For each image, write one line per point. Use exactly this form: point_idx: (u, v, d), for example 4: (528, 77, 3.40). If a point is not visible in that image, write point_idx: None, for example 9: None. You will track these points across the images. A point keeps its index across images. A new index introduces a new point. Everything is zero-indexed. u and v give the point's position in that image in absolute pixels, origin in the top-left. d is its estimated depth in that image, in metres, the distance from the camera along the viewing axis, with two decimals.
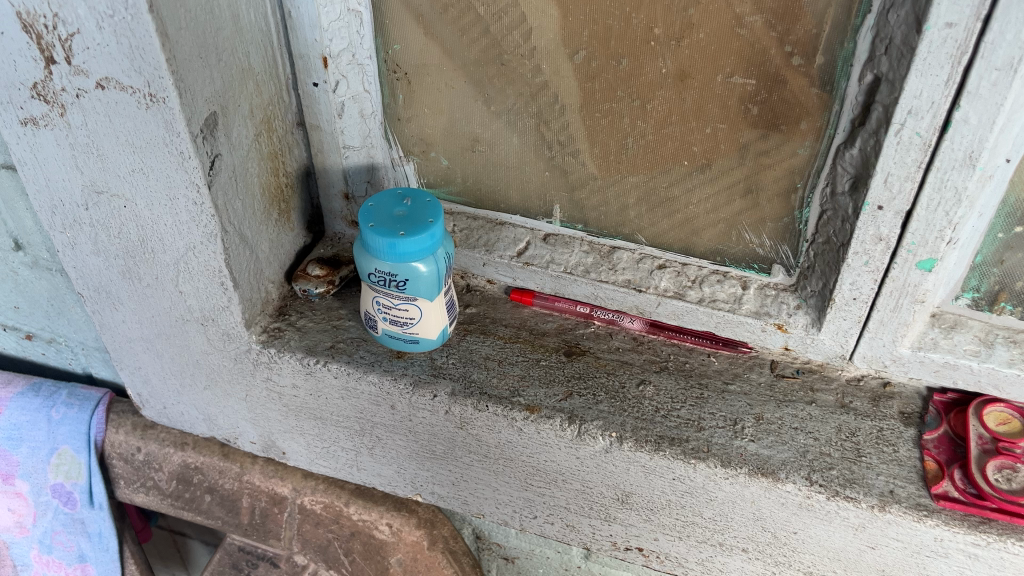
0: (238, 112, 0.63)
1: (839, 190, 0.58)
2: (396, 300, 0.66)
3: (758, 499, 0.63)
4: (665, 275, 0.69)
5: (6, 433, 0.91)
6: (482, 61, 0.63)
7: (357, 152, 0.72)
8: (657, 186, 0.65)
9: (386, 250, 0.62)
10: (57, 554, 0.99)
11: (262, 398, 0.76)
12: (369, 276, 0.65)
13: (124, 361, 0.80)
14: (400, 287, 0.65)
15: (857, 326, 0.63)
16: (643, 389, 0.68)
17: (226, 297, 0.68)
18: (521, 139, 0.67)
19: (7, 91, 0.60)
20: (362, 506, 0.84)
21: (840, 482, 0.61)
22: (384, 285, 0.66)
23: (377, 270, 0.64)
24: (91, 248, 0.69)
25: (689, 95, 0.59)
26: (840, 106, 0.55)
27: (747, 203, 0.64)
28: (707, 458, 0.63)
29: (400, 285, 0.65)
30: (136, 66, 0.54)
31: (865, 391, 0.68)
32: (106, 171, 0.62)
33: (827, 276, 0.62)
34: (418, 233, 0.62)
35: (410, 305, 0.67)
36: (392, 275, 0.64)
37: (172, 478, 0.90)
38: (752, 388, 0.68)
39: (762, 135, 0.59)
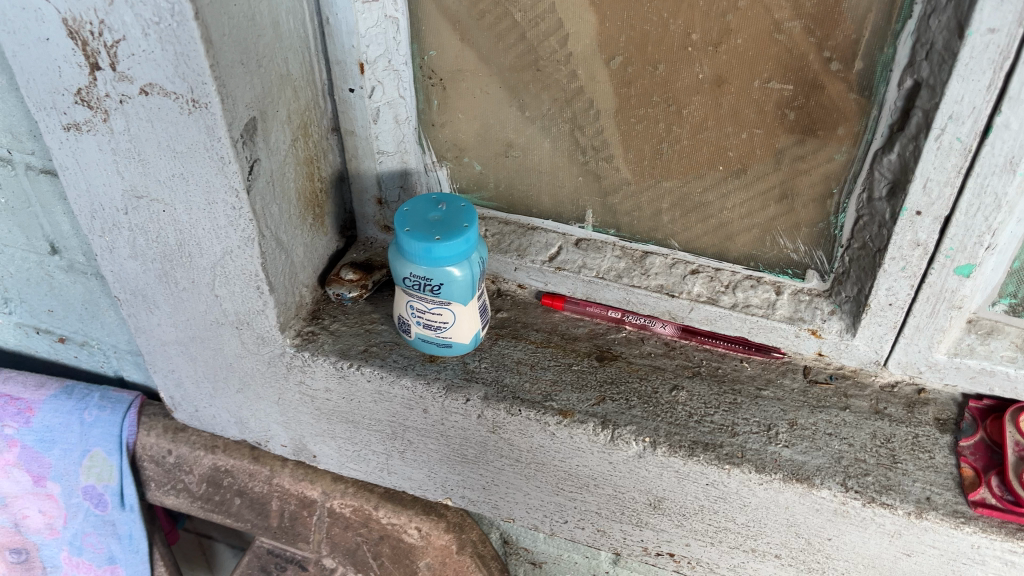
0: (276, 117, 0.64)
1: (876, 195, 0.58)
2: (430, 304, 0.67)
3: (793, 505, 0.63)
4: (699, 280, 0.69)
5: (39, 435, 0.92)
6: (517, 67, 0.64)
7: (391, 158, 0.73)
8: (691, 191, 0.66)
9: (421, 254, 0.62)
10: (86, 555, 1.00)
11: (295, 401, 0.77)
12: (404, 280, 0.66)
13: (157, 364, 0.81)
14: (434, 291, 0.65)
15: (892, 332, 0.63)
16: (676, 395, 0.68)
17: (262, 300, 0.69)
18: (555, 145, 0.68)
19: (51, 97, 0.61)
20: (391, 509, 0.85)
21: (876, 488, 0.61)
22: (418, 289, 0.66)
23: (411, 274, 0.65)
24: (129, 252, 0.70)
25: (726, 101, 0.59)
26: (879, 111, 0.55)
27: (782, 208, 0.64)
28: (741, 463, 0.63)
29: (434, 289, 0.65)
30: (180, 72, 0.55)
31: (900, 397, 0.67)
32: (146, 176, 0.63)
33: (863, 282, 0.62)
34: (454, 237, 0.62)
35: (444, 309, 0.67)
36: (426, 279, 0.65)
37: (202, 481, 0.91)
38: (786, 394, 0.68)
39: (798, 140, 0.59)
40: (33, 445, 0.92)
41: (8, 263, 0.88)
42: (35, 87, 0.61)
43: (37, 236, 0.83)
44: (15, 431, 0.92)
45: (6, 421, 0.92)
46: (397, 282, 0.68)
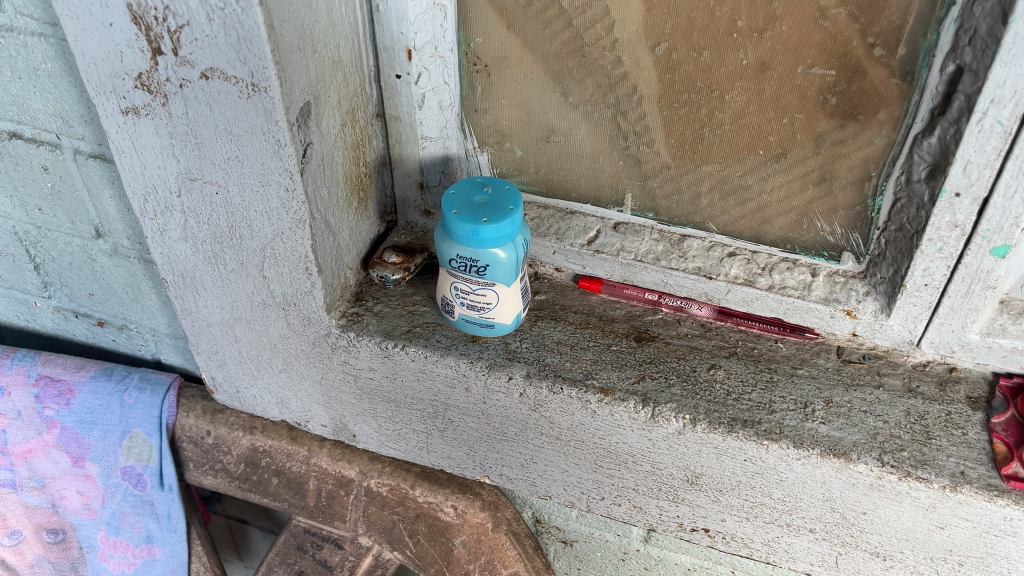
0: (327, 103, 0.65)
1: (915, 178, 0.60)
2: (475, 285, 0.68)
3: (830, 480, 0.65)
4: (736, 262, 0.71)
5: (79, 416, 0.94)
6: (562, 53, 0.65)
7: (434, 143, 0.74)
8: (731, 175, 0.67)
9: (468, 235, 0.64)
10: (124, 535, 1.02)
11: (338, 381, 0.78)
12: (450, 261, 0.67)
13: (201, 345, 0.83)
14: (480, 272, 0.67)
15: (927, 312, 0.65)
16: (714, 373, 0.70)
17: (310, 282, 0.71)
18: (597, 130, 0.69)
19: (111, 81, 0.62)
20: (428, 488, 0.87)
21: (911, 463, 0.62)
22: (465, 271, 0.67)
23: (458, 255, 0.66)
24: (179, 234, 0.72)
25: (769, 86, 0.61)
26: (920, 95, 0.57)
27: (820, 191, 0.65)
28: (780, 439, 0.65)
29: (480, 271, 0.67)
30: (242, 57, 0.56)
31: (933, 376, 0.69)
32: (202, 159, 0.65)
33: (899, 263, 0.64)
34: (500, 219, 0.63)
35: (488, 291, 0.69)
36: (472, 261, 0.66)
37: (240, 461, 0.93)
38: (821, 372, 0.70)
39: (839, 124, 0.61)
40: (73, 426, 0.94)
41: (51, 246, 0.90)
42: (95, 71, 0.62)
43: (82, 220, 0.85)
44: (56, 412, 0.94)
45: (47, 403, 0.94)
46: (442, 264, 0.69)
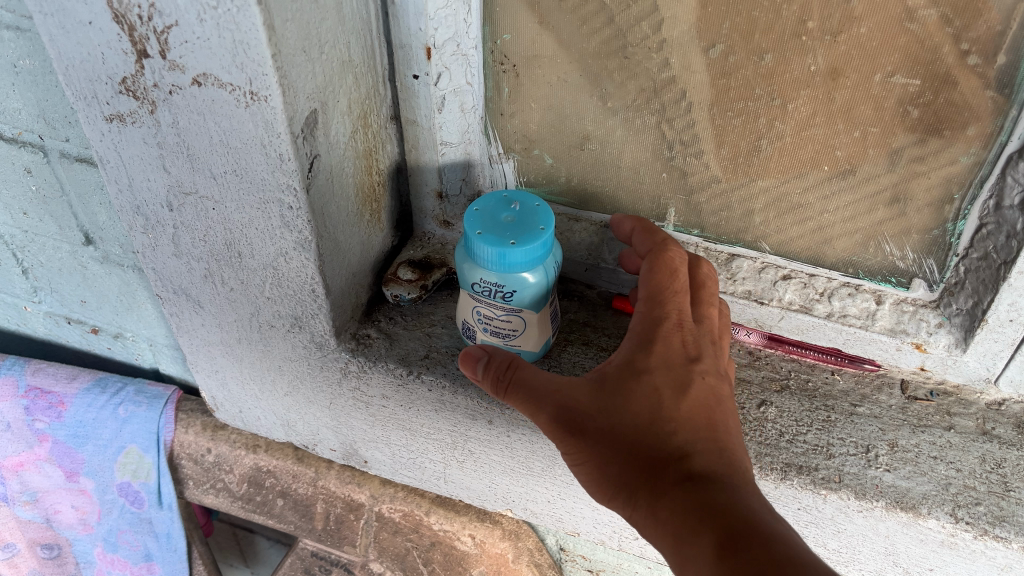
0: (336, 108, 0.58)
1: (1006, 203, 0.53)
2: (500, 311, 0.61)
3: (894, 534, 0.58)
4: (790, 286, 0.65)
5: (72, 430, 0.88)
6: (601, 53, 0.58)
7: (455, 149, 0.67)
8: (789, 192, 0.60)
9: (494, 259, 0.57)
10: (122, 552, 0.97)
11: (348, 407, 0.72)
12: (472, 286, 0.60)
13: (200, 363, 0.76)
14: (506, 298, 0.60)
15: (1009, 349, 0.58)
16: (764, 411, 0.63)
17: (317, 304, 0.64)
18: (639, 139, 0.62)
19: (92, 86, 0.55)
20: (443, 515, 0.80)
21: (989, 519, 0.55)
22: (489, 296, 0.60)
23: (481, 280, 0.59)
24: (172, 250, 0.65)
25: (840, 95, 0.53)
26: (1019, 111, 0.49)
27: (892, 212, 0.58)
28: (839, 488, 0.58)
29: (506, 296, 0.59)
30: (238, 62, 0.49)
31: (1009, 417, 0.62)
32: (195, 171, 0.58)
33: (981, 295, 0.57)
34: (530, 241, 0.56)
35: (515, 317, 0.61)
36: (498, 286, 0.59)
37: (243, 481, 0.87)
38: (883, 411, 0.63)
39: (919, 140, 0.53)
40: (66, 440, 0.89)
41: (40, 252, 0.83)
42: (73, 74, 0.55)
43: (71, 226, 0.78)
44: (47, 426, 0.89)
45: (37, 415, 0.88)
46: (462, 286, 0.62)
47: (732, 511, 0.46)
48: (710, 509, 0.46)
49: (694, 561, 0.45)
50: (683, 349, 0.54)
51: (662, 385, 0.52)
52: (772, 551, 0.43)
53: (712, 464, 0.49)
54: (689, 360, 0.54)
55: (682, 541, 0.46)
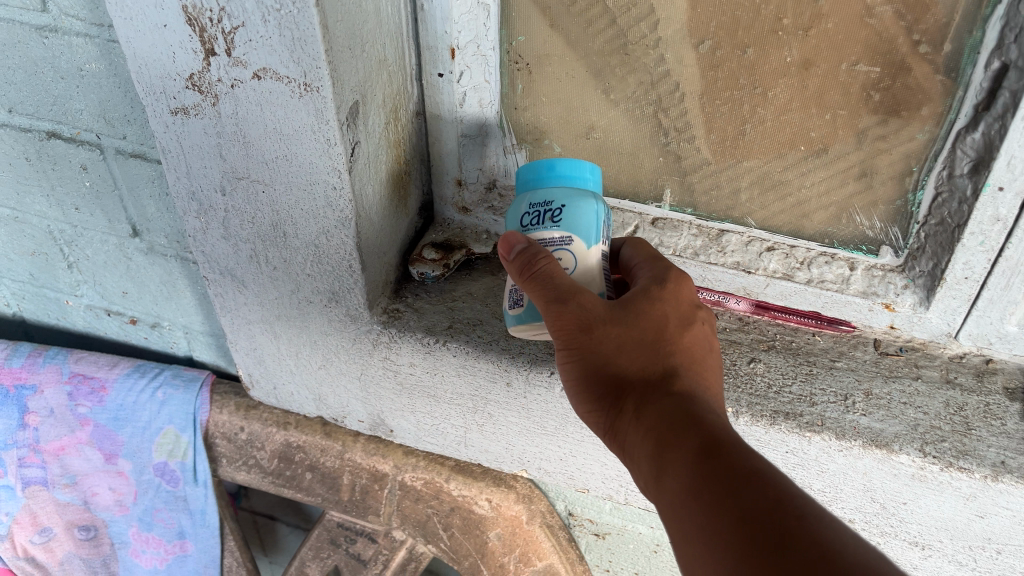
0: (373, 102, 0.66)
1: (957, 172, 0.61)
2: (548, 245, 0.58)
3: (871, 471, 0.66)
4: (774, 257, 0.72)
5: (113, 413, 0.95)
6: (604, 52, 0.66)
7: (473, 141, 0.75)
8: (771, 170, 0.68)
9: (542, 174, 0.60)
10: (156, 531, 1.03)
11: (378, 376, 0.79)
12: (522, 218, 0.60)
13: (240, 341, 0.83)
14: (554, 219, 0.58)
15: (966, 305, 0.66)
16: (754, 366, 0.71)
17: (353, 279, 0.71)
18: (638, 128, 0.70)
19: (161, 82, 0.63)
20: (463, 481, 0.87)
21: (953, 453, 0.63)
22: (537, 224, 0.59)
23: (530, 210, 0.59)
24: (221, 233, 0.73)
25: (813, 82, 0.62)
26: (964, 91, 0.58)
27: (860, 186, 0.66)
28: (822, 431, 0.65)
29: (555, 216, 0.58)
30: (295, 57, 0.57)
31: (969, 367, 0.70)
32: (249, 158, 0.65)
33: (939, 256, 0.65)
34: (575, 159, 0.60)
35: (564, 252, 0.58)
36: (547, 205, 0.58)
37: (274, 457, 0.93)
38: (859, 365, 0.71)
39: (881, 120, 0.62)
40: (106, 423, 0.95)
41: (87, 246, 0.90)
42: (145, 72, 0.62)
43: (120, 219, 0.85)
44: (89, 410, 0.95)
45: (80, 400, 0.95)
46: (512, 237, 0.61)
47: (716, 428, 0.49)
48: (698, 421, 0.50)
49: (673, 462, 0.48)
50: (690, 293, 0.60)
51: (670, 315, 0.57)
52: (753, 461, 0.46)
53: (700, 391, 0.54)
54: (692, 309, 0.59)
55: (665, 444, 0.50)
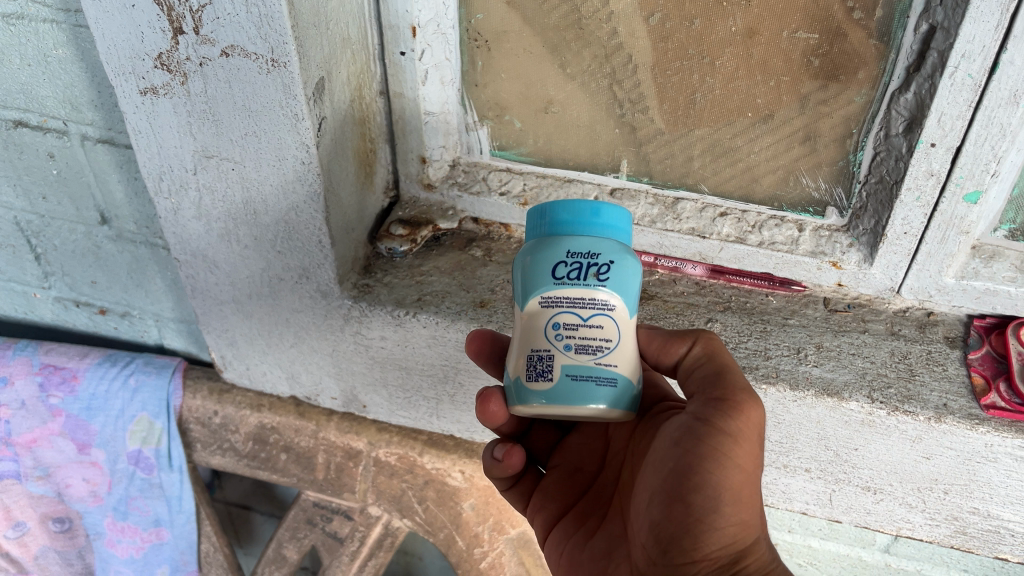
0: (339, 79, 0.68)
1: (893, 132, 0.65)
2: (587, 305, 0.51)
3: (824, 419, 0.69)
4: (727, 222, 0.76)
5: (85, 403, 0.96)
6: (559, 27, 0.69)
7: (437, 119, 0.78)
8: (721, 138, 0.72)
9: (586, 215, 0.54)
10: (132, 519, 1.04)
11: (349, 352, 0.81)
12: (555, 269, 0.52)
13: (212, 322, 0.85)
14: (599, 276, 0.52)
15: (906, 259, 0.70)
16: (711, 326, 0.74)
17: (323, 254, 0.73)
18: (594, 101, 0.73)
19: (130, 62, 0.64)
20: (436, 454, 0.89)
21: (898, 398, 0.67)
22: (577, 279, 0.52)
23: (568, 256, 0.52)
24: (192, 213, 0.74)
25: (756, 51, 0.65)
26: (896, 54, 0.62)
27: (805, 149, 0.70)
28: (777, 382, 0.69)
29: (601, 272, 0.52)
30: (262, 33, 0.59)
31: (912, 319, 0.74)
32: (219, 136, 0.67)
33: (880, 214, 0.69)
34: (620, 208, 0.55)
35: (605, 318, 0.52)
36: (591, 257, 0.52)
37: (248, 439, 0.94)
38: (810, 321, 0.75)
39: (822, 85, 0.66)
40: (79, 413, 0.96)
41: (54, 235, 0.91)
42: (114, 53, 0.64)
43: (88, 206, 0.87)
44: (61, 401, 0.96)
45: (52, 391, 0.96)
46: (536, 291, 0.53)
47: None
48: None
49: None
50: None
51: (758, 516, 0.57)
52: None
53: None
54: None
55: None
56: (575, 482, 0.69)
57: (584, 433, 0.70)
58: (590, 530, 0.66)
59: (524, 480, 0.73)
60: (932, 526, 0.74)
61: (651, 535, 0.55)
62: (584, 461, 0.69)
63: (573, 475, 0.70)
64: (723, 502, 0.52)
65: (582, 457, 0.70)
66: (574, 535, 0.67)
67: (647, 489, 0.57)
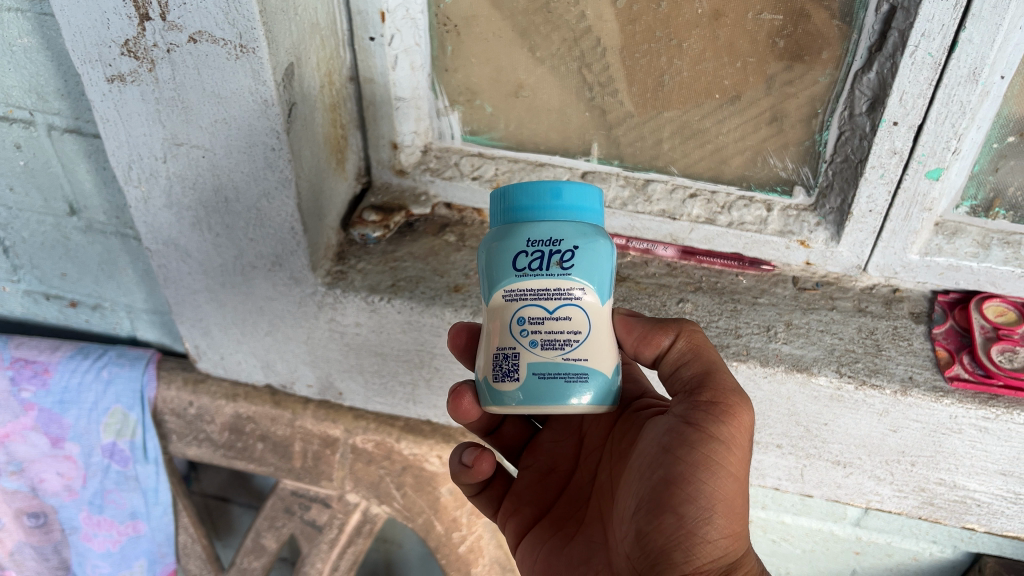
0: (308, 65, 0.68)
1: (857, 111, 0.66)
2: (554, 296, 0.52)
3: (794, 395, 0.70)
4: (697, 202, 0.77)
5: (58, 396, 0.95)
6: (528, 11, 0.70)
7: (407, 104, 0.78)
8: (690, 120, 0.73)
9: (545, 199, 0.53)
10: (108, 513, 1.03)
11: (324, 339, 0.82)
12: (516, 260, 0.52)
13: (185, 312, 0.85)
14: (564, 264, 0.52)
15: (872, 237, 0.71)
16: (683, 306, 0.75)
17: (296, 241, 0.73)
18: (564, 85, 0.74)
19: (97, 50, 0.64)
20: (413, 440, 0.90)
21: (865, 372, 0.68)
22: (540, 270, 0.52)
23: (529, 245, 0.52)
24: (163, 202, 0.74)
25: (722, 32, 0.66)
26: (858, 35, 0.63)
27: (772, 130, 0.71)
28: (747, 359, 0.70)
29: (565, 260, 0.52)
30: (230, 19, 0.59)
31: (878, 297, 0.76)
32: (188, 123, 0.67)
33: (846, 192, 0.70)
34: (583, 186, 0.54)
35: (574, 307, 0.52)
36: (554, 246, 0.52)
37: (224, 429, 0.94)
38: (779, 300, 0.76)
39: (787, 66, 0.67)
40: (52, 407, 0.95)
41: (23, 228, 0.90)
42: (80, 40, 0.63)
43: (56, 197, 0.86)
44: (33, 395, 0.95)
45: (23, 385, 0.95)
46: (500, 284, 0.53)
47: None
48: None
49: None
50: None
51: None
52: None
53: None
54: None
55: None
56: (549, 484, 0.71)
57: (556, 432, 0.72)
58: (568, 535, 0.66)
59: (493, 485, 0.74)
60: (900, 498, 0.76)
61: (637, 544, 0.55)
62: (556, 462, 0.71)
63: (547, 475, 0.71)
64: (714, 513, 0.53)
65: (554, 457, 0.71)
66: (549, 540, 0.67)
67: (634, 494, 0.57)
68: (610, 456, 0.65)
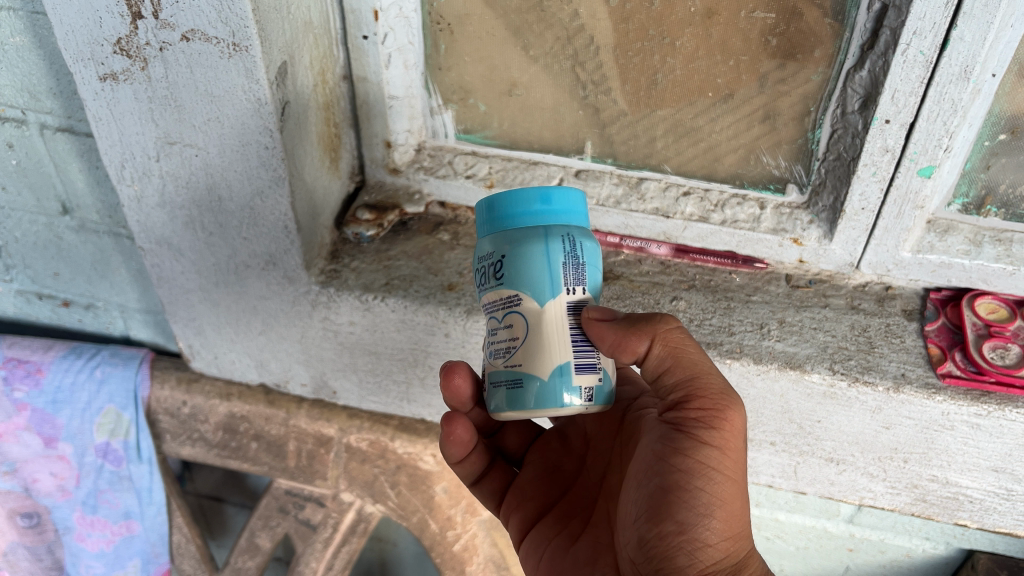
0: (301, 63, 0.68)
1: (850, 109, 0.66)
2: (500, 307, 0.54)
3: (787, 392, 0.70)
4: (690, 201, 0.77)
5: (51, 396, 0.95)
6: (521, 9, 0.70)
7: (401, 103, 0.78)
8: (683, 118, 0.73)
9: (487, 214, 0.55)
10: (102, 513, 1.03)
11: (318, 337, 0.82)
12: (477, 277, 0.56)
13: (178, 311, 0.85)
14: (497, 276, 0.53)
15: (864, 235, 0.72)
16: (676, 304, 0.75)
17: (289, 240, 0.73)
18: (557, 83, 0.74)
19: (89, 48, 0.63)
20: (407, 439, 0.90)
21: (858, 369, 0.68)
22: (486, 284, 0.55)
23: (481, 261, 0.55)
24: (156, 201, 0.74)
25: (715, 31, 0.66)
26: (850, 33, 0.63)
27: (765, 128, 0.72)
28: (741, 357, 0.70)
29: (497, 272, 0.53)
30: (223, 17, 0.59)
31: (871, 294, 0.76)
32: (182, 122, 0.67)
33: (838, 190, 0.70)
34: (522, 189, 0.54)
35: (515, 314, 0.53)
36: (489, 260, 0.54)
37: (218, 429, 0.94)
38: (773, 297, 0.76)
39: (779, 64, 0.67)
40: (44, 407, 0.95)
41: (15, 227, 0.90)
42: (72, 39, 0.63)
43: (48, 196, 0.86)
44: (26, 394, 0.95)
45: (16, 384, 0.94)
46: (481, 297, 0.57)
47: None
48: None
49: None
50: None
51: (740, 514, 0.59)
52: None
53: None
54: None
55: None
56: (553, 483, 0.70)
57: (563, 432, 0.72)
58: (570, 537, 0.66)
59: (490, 476, 0.72)
60: (892, 495, 0.76)
61: (639, 550, 0.55)
62: (563, 460, 0.71)
63: (553, 473, 0.70)
64: (712, 516, 0.53)
65: (560, 457, 0.71)
66: (553, 539, 0.66)
67: (631, 501, 0.57)
68: (614, 458, 0.65)
